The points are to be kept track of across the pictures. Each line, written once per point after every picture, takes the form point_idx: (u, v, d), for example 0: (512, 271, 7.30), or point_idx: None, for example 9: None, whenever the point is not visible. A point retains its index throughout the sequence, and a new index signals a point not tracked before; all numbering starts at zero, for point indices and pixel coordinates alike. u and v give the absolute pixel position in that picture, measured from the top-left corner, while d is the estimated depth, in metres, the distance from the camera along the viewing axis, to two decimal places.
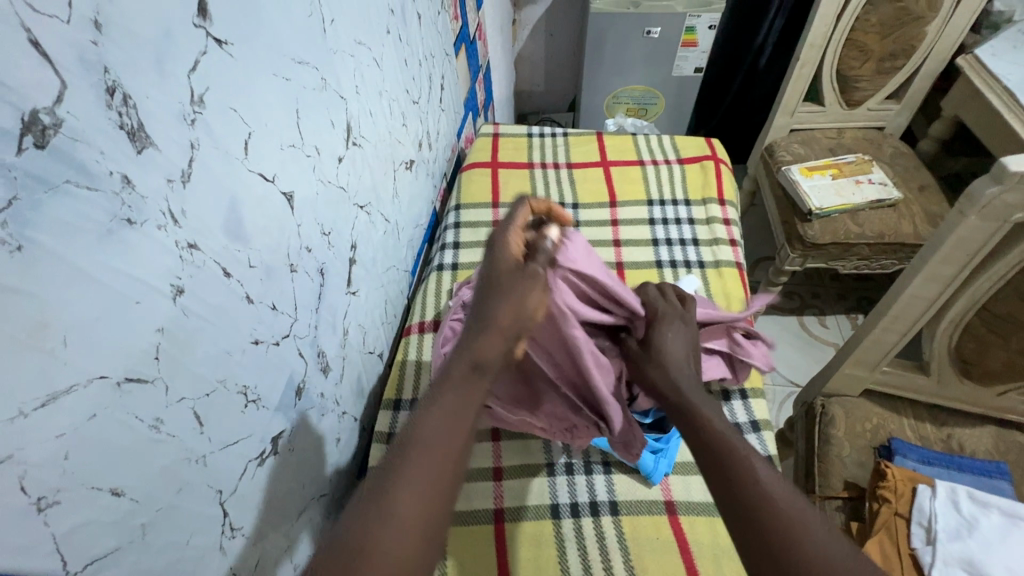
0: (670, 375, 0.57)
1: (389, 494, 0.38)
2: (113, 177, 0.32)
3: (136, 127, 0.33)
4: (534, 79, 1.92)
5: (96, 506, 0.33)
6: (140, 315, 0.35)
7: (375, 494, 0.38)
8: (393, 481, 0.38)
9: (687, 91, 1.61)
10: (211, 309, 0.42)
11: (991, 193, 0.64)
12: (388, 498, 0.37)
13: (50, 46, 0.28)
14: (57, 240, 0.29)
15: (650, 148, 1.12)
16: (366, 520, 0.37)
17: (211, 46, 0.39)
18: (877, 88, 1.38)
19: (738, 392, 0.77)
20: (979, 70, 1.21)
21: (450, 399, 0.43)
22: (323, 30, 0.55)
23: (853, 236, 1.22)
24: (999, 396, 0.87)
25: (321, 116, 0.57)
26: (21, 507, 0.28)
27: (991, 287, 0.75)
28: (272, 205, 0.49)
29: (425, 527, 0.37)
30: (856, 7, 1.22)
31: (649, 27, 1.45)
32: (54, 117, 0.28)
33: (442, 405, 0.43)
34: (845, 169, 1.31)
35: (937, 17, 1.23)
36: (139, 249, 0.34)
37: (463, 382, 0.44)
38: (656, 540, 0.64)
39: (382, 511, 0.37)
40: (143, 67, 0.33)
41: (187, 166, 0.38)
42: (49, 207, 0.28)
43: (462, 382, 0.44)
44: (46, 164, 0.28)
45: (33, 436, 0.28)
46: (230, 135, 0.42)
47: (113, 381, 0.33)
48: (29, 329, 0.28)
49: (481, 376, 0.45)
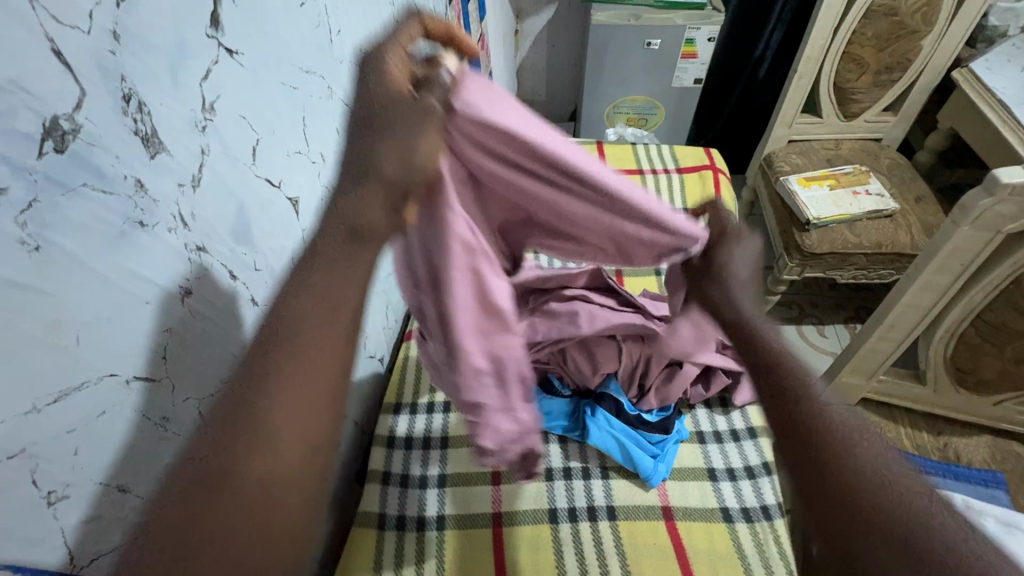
0: (731, 295, 0.52)
1: (260, 404, 0.33)
2: (128, 181, 0.33)
3: (149, 133, 0.35)
4: (536, 89, 1.95)
5: (102, 502, 0.33)
6: (149, 316, 0.36)
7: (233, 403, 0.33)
8: (259, 390, 0.34)
9: (687, 102, 1.63)
10: (218, 311, 0.43)
11: (983, 204, 0.65)
12: (259, 410, 0.33)
13: (71, 56, 0.29)
14: (72, 241, 0.30)
15: (650, 158, 1.14)
16: (228, 437, 0.32)
17: (223, 56, 0.40)
18: (874, 101, 1.39)
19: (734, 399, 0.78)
20: (974, 83, 1.22)
21: (329, 276, 0.37)
22: (330, 41, 0.57)
23: (850, 246, 1.23)
24: (995, 405, 0.88)
25: (327, 124, 0.58)
26: (31, 501, 0.29)
27: (985, 297, 0.76)
28: (278, 210, 0.50)
29: (284, 442, 0.33)
30: (852, 21, 1.24)
31: (649, 39, 1.47)
32: (73, 123, 0.29)
33: (325, 292, 0.37)
34: (843, 180, 1.32)
35: (932, 31, 1.25)
36: (150, 251, 0.35)
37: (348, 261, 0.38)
38: (653, 545, 0.64)
39: (245, 421, 0.33)
40: (158, 75, 0.35)
41: (197, 172, 0.39)
42: (66, 209, 0.29)
43: (349, 262, 0.38)
44: (64, 168, 0.29)
45: (45, 431, 0.29)
46: (239, 141, 0.43)
47: (122, 380, 0.34)
48: (43, 327, 0.29)
49: (360, 247, 0.38)
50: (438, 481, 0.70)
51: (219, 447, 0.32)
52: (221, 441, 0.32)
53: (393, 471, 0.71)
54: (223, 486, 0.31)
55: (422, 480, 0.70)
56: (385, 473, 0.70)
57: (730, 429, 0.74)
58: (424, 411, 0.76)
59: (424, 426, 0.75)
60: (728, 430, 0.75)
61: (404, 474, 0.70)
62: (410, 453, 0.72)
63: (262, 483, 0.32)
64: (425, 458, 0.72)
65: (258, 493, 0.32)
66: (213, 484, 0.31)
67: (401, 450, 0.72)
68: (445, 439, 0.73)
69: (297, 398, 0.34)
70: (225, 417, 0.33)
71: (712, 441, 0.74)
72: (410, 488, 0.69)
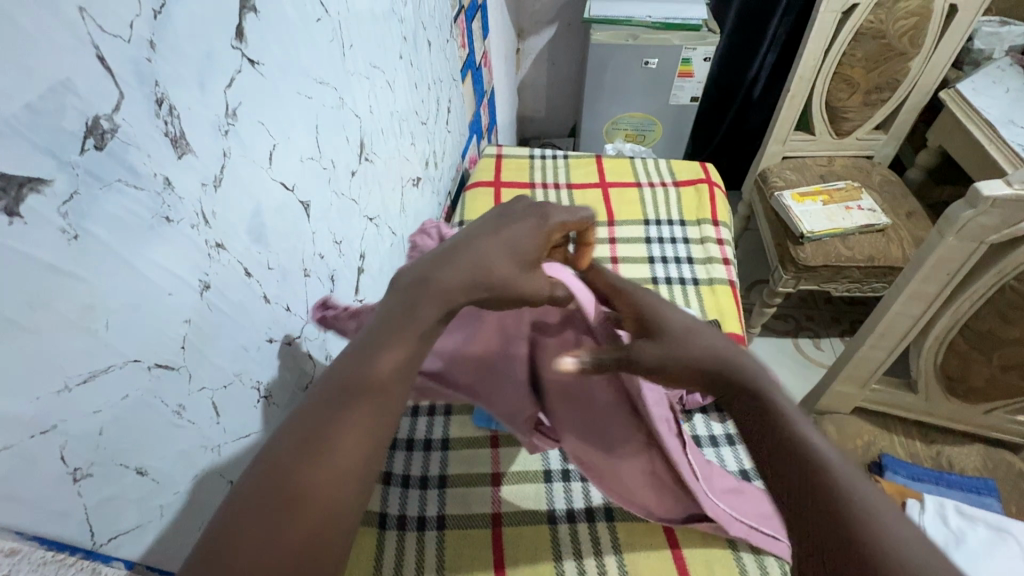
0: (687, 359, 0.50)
1: (330, 427, 0.37)
2: (157, 179, 0.35)
3: (178, 135, 0.37)
4: (536, 106, 2.00)
5: (121, 482, 0.35)
6: (172, 306, 0.38)
7: (291, 480, 0.34)
8: (319, 452, 0.36)
9: (685, 119, 1.67)
10: (233, 306, 0.45)
11: (966, 216, 0.68)
12: (322, 434, 0.36)
13: (113, 62, 0.31)
14: (108, 232, 0.32)
15: (647, 171, 1.17)
16: (268, 505, 0.33)
17: (245, 65, 0.43)
18: (866, 119, 1.43)
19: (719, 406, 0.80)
20: (960, 104, 1.27)
21: (392, 322, 0.42)
22: (342, 55, 0.60)
23: (844, 259, 1.25)
24: (985, 414, 0.92)
25: (338, 133, 0.61)
26: (58, 475, 0.30)
27: (971, 305, 0.79)
28: (291, 212, 0.52)
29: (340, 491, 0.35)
30: (842, 43, 1.29)
31: (647, 58, 1.52)
32: (112, 123, 0.32)
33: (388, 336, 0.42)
34: (836, 196, 1.35)
35: (919, 53, 1.29)
36: (175, 245, 0.38)
37: (417, 323, 0.43)
38: (651, 546, 0.65)
39: (302, 483, 0.34)
40: (186, 82, 0.37)
41: (219, 173, 0.42)
42: (102, 202, 0.31)
43: (412, 327, 0.42)
44: (102, 164, 0.31)
45: (73, 410, 0.31)
46: (257, 146, 0.46)
47: (144, 365, 0.36)
48: (78, 309, 0.31)
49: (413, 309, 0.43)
50: (438, 482, 0.71)
51: (296, 460, 0.35)
52: (289, 459, 0.35)
53: (394, 471, 0.72)
54: (301, 493, 0.34)
55: (423, 481, 0.71)
56: (386, 474, 0.72)
57: (726, 433, 0.76)
58: (426, 413, 0.79)
59: (426, 428, 0.77)
60: (724, 435, 0.76)
61: (405, 474, 0.72)
62: (411, 454, 0.74)
63: (327, 499, 0.34)
64: (426, 459, 0.73)
65: (329, 501, 0.35)
66: (286, 499, 0.34)
67: (403, 451, 0.74)
68: (446, 441, 0.75)
69: (361, 418, 0.38)
70: (297, 440, 0.36)
71: (709, 444, 0.75)
72: (410, 489, 0.70)
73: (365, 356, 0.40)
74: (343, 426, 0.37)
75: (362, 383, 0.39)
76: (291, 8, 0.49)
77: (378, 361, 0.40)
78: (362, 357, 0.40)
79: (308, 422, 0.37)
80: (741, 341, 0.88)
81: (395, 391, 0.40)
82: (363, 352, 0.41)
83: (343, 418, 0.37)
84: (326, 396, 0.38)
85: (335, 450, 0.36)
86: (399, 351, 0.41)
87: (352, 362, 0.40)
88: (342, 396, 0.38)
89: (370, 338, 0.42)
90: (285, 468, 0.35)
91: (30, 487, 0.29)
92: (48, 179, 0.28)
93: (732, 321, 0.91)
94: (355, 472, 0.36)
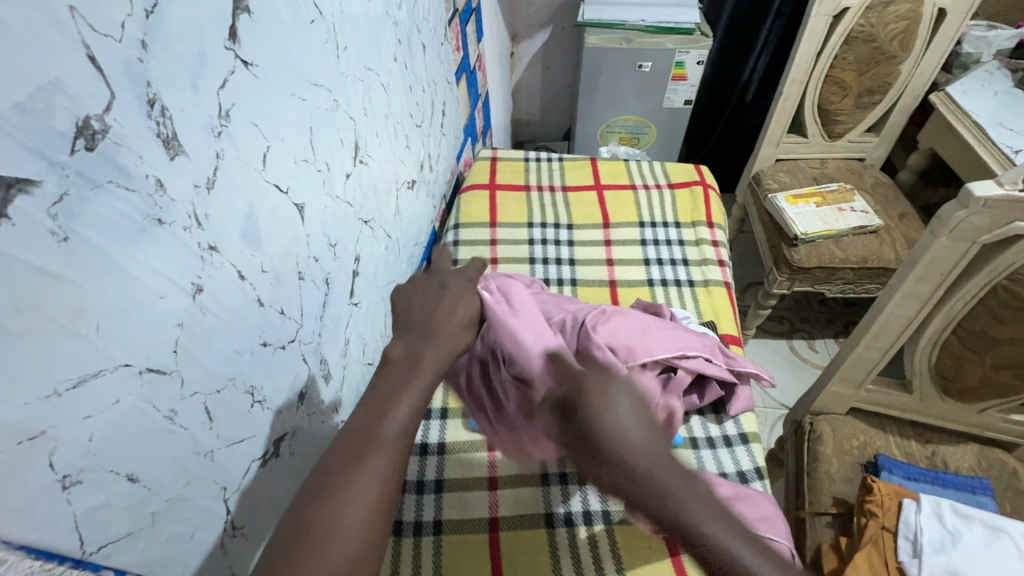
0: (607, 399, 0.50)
1: (339, 486, 0.35)
2: (148, 180, 0.35)
3: (170, 136, 0.37)
4: (531, 109, 2.00)
5: (112, 489, 0.34)
6: (163, 309, 0.37)
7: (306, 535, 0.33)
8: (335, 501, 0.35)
9: (679, 122, 1.68)
10: (226, 309, 0.44)
11: (958, 217, 0.69)
12: (331, 492, 0.35)
13: (104, 62, 0.31)
14: (99, 234, 0.31)
15: (642, 174, 1.17)
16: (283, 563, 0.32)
17: (239, 66, 0.43)
18: (857, 121, 1.45)
19: (712, 408, 0.79)
20: (950, 106, 1.28)
21: (401, 378, 0.41)
22: (337, 57, 0.60)
23: (838, 261, 1.26)
24: (979, 413, 0.92)
25: (332, 135, 0.60)
26: (46, 483, 0.30)
27: (965, 305, 0.79)
28: (285, 214, 0.52)
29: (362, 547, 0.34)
30: (834, 46, 1.30)
31: (641, 61, 1.52)
32: (103, 123, 0.31)
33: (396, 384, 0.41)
34: (829, 198, 1.36)
35: (909, 56, 1.31)
36: (167, 248, 0.37)
37: (422, 376, 0.42)
38: (648, 550, 0.65)
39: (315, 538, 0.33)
40: (179, 83, 0.37)
41: (212, 174, 0.41)
42: (93, 204, 0.31)
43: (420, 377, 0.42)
44: (92, 164, 0.31)
45: (62, 416, 0.30)
46: (251, 148, 0.45)
47: (135, 370, 0.35)
48: (69, 312, 0.30)
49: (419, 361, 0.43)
50: (435, 486, 0.70)
51: (312, 506, 0.34)
52: (304, 524, 0.34)
53: None
54: (314, 552, 0.33)
55: (420, 485, 0.71)
56: None
57: (723, 435, 0.76)
58: (422, 417, 0.78)
59: (422, 432, 0.76)
60: (721, 436, 0.76)
61: (402, 479, 0.71)
62: (408, 459, 0.73)
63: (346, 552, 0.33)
64: (422, 464, 0.73)
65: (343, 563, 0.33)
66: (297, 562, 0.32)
67: None
68: (442, 445, 0.75)
69: (372, 475, 0.36)
70: (307, 502, 0.35)
71: (705, 446, 0.75)
72: (407, 493, 0.70)
73: (376, 414, 0.39)
74: (353, 483, 0.35)
75: (372, 439, 0.37)
76: (284, 9, 0.49)
77: (384, 419, 0.39)
78: (367, 412, 0.39)
79: (320, 482, 0.36)
80: (737, 343, 0.88)
81: (409, 448, 0.38)
82: (369, 407, 0.39)
83: (354, 475, 0.36)
84: (337, 454, 0.37)
85: (349, 512, 0.34)
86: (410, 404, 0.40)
87: (364, 417, 0.39)
88: (349, 455, 0.37)
89: (378, 393, 0.41)
90: (297, 532, 0.34)
91: (17, 494, 0.28)
92: (37, 180, 0.28)
93: (728, 323, 0.91)
94: (369, 526, 0.34)
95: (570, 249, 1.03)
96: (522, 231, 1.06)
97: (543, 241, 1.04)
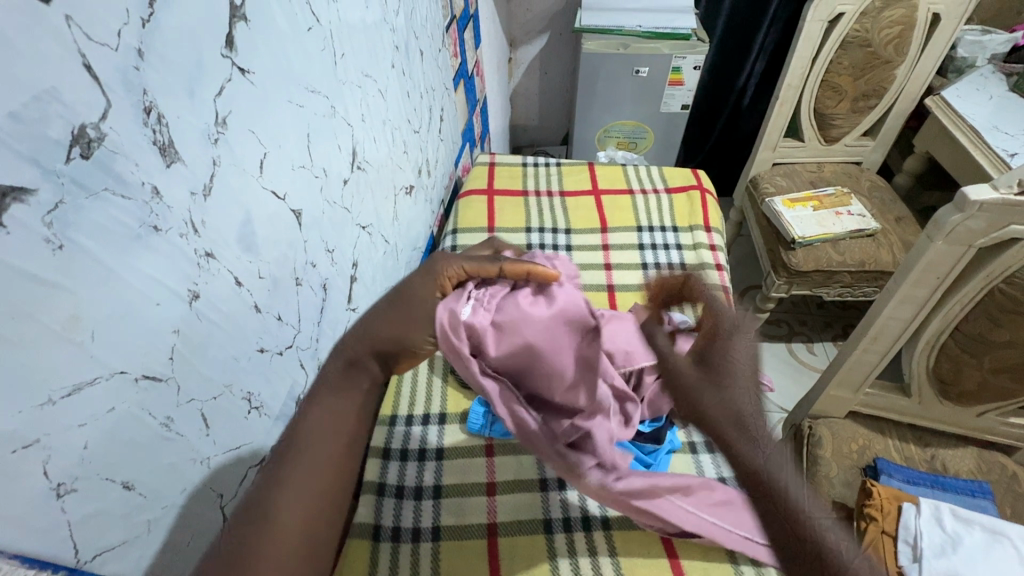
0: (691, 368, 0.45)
1: (270, 506, 0.41)
2: (145, 188, 0.35)
3: (167, 144, 0.37)
4: (529, 114, 2.01)
5: (107, 497, 0.34)
6: (160, 316, 0.37)
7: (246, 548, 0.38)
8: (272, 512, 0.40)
9: (676, 126, 1.68)
10: (223, 315, 0.44)
11: (954, 220, 0.69)
12: (265, 513, 0.40)
13: (100, 71, 0.31)
14: (94, 242, 0.32)
15: (640, 178, 1.18)
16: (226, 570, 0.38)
17: (236, 74, 0.43)
18: (853, 126, 1.45)
19: None
20: (946, 110, 1.28)
21: (331, 405, 0.47)
22: (334, 64, 0.60)
23: (836, 264, 1.26)
24: (978, 416, 0.92)
25: (330, 141, 0.61)
26: (41, 491, 0.30)
27: (962, 309, 0.79)
28: (282, 221, 0.52)
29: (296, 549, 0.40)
30: (829, 51, 1.31)
31: (637, 67, 1.53)
32: (99, 131, 0.31)
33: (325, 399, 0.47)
34: (826, 201, 1.37)
35: (904, 61, 1.32)
36: (163, 254, 0.37)
37: (352, 396, 0.49)
38: (648, 555, 0.64)
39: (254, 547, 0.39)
40: (175, 91, 0.37)
41: (209, 181, 0.41)
42: (89, 211, 0.31)
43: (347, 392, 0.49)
44: (89, 173, 0.31)
45: (57, 423, 0.30)
46: (248, 155, 0.46)
47: (131, 377, 0.35)
48: (63, 319, 0.30)
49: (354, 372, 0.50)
50: (433, 492, 0.70)
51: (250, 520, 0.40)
52: (235, 545, 0.39)
53: (388, 482, 0.71)
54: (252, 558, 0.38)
55: (417, 492, 0.70)
56: (380, 485, 0.71)
57: None
58: (420, 422, 0.78)
59: (419, 437, 0.76)
60: None
61: (399, 485, 0.71)
62: (405, 465, 0.73)
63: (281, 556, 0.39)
64: (420, 470, 0.73)
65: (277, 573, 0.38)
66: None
67: (397, 461, 0.73)
68: (440, 450, 0.75)
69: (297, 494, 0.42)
70: (239, 526, 0.40)
71: (704, 450, 0.75)
72: (404, 499, 0.70)
73: (307, 431, 0.45)
74: (280, 502, 0.41)
75: (303, 463, 0.43)
76: (281, 17, 0.49)
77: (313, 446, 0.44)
78: (295, 439, 0.45)
79: (254, 505, 0.41)
80: None
81: (338, 456, 0.45)
82: (296, 434, 0.45)
83: (283, 495, 0.41)
84: (265, 481, 0.42)
85: (280, 528, 0.40)
86: (335, 415, 0.47)
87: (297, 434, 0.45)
88: (276, 481, 0.42)
89: (311, 419, 0.46)
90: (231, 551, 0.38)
91: (11, 502, 0.28)
92: (32, 188, 0.28)
93: None
94: (303, 530, 0.41)
95: (568, 253, 1.03)
96: (520, 236, 1.06)
97: (541, 246, 1.04)
